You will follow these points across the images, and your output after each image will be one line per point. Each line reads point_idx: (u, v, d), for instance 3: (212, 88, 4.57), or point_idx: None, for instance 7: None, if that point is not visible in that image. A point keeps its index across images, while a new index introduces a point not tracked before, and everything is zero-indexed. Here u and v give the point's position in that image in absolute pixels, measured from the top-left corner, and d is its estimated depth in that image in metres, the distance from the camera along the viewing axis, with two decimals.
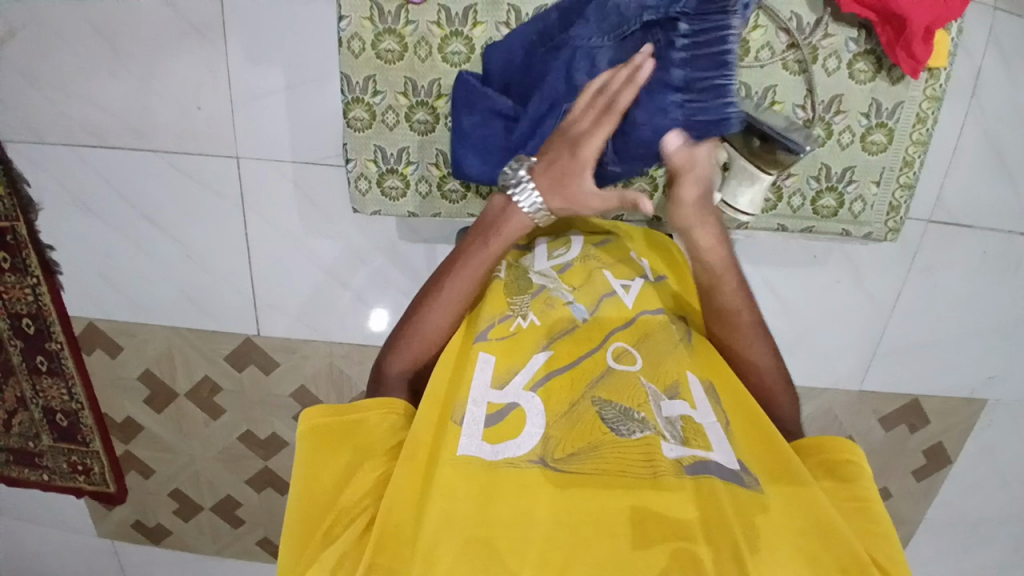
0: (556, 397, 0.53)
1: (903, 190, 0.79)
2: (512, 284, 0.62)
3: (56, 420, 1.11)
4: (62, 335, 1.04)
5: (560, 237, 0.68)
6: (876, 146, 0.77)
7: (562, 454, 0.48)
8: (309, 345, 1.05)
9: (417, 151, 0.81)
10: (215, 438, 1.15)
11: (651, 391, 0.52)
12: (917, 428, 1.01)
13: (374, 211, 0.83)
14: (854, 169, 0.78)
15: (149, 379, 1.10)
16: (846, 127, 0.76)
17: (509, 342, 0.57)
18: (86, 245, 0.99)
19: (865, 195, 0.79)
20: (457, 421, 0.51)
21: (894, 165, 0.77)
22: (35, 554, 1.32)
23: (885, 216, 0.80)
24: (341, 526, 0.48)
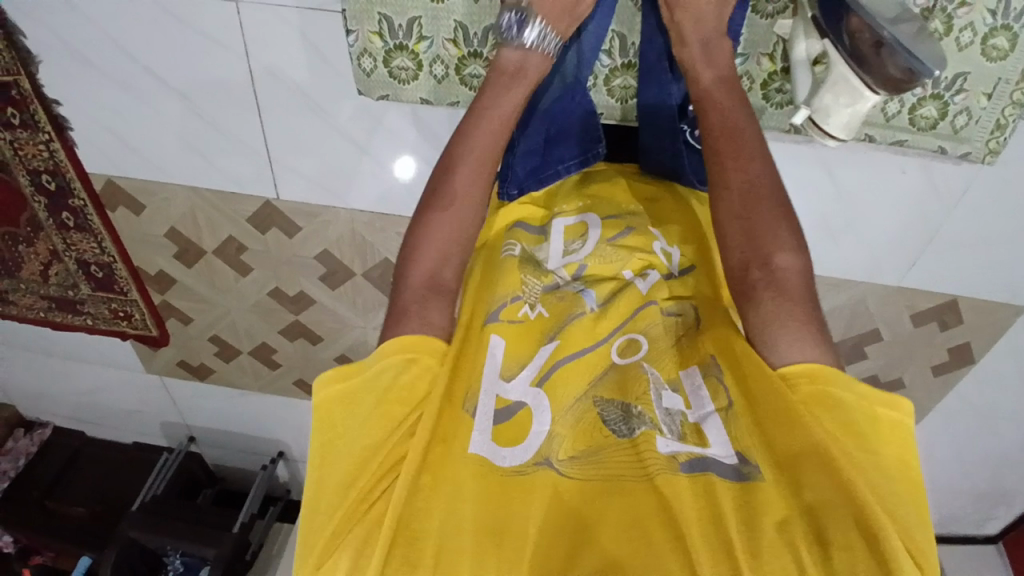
0: (559, 392, 0.56)
1: (1015, 107, 0.72)
2: (526, 264, 0.63)
3: (92, 272, 1.15)
4: (83, 193, 1.04)
5: (577, 222, 0.67)
6: (997, 52, 0.69)
7: (565, 456, 0.53)
8: (329, 211, 1.03)
9: (430, 23, 0.78)
10: (246, 294, 1.19)
11: (652, 378, 0.57)
12: (948, 326, 0.98)
13: (381, 95, 0.84)
14: (966, 76, 0.71)
15: (175, 237, 1.10)
16: (968, 24, 0.67)
17: (520, 325, 0.59)
18: (91, 101, 0.93)
19: (971, 108, 0.72)
20: (470, 412, 0.54)
21: (1012, 76, 0.70)
22: (95, 385, 1.45)
23: (988, 134, 0.74)
24: (357, 514, 0.47)
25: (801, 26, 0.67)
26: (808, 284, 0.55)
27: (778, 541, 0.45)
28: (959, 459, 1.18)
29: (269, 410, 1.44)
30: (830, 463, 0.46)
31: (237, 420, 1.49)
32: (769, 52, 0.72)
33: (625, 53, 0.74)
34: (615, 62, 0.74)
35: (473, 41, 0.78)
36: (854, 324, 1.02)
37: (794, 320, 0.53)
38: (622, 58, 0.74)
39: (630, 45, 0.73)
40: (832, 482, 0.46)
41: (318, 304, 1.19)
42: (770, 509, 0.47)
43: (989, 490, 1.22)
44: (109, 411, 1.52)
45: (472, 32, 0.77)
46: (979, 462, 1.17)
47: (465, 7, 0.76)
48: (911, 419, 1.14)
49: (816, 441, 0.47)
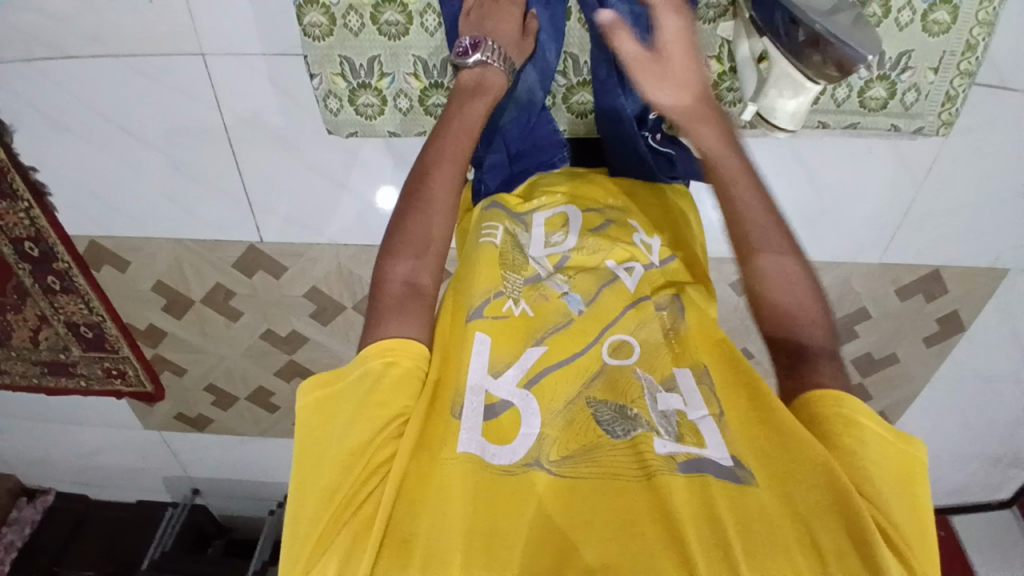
0: (548, 394, 0.55)
1: (963, 78, 0.75)
2: (507, 254, 0.64)
3: (82, 333, 1.15)
4: (66, 256, 1.04)
5: (557, 212, 0.69)
6: (938, 26, 0.73)
7: (557, 456, 0.51)
8: (313, 248, 1.03)
9: (390, 60, 0.81)
10: (239, 339, 1.19)
11: (646, 382, 0.56)
12: (934, 296, 1.00)
13: (348, 132, 0.86)
14: (910, 55, 0.75)
15: (162, 291, 1.10)
16: (906, 4, 0.72)
17: (504, 321, 0.59)
18: (66, 163, 0.94)
19: (919, 84, 0.77)
20: (457, 412, 0.52)
21: (956, 48, 0.74)
22: (95, 447, 1.43)
23: (939, 107, 0.78)
24: (340, 523, 0.45)
25: (743, 25, 0.70)
26: (830, 334, 0.56)
27: (773, 547, 0.45)
28: (963, 427, 1.19)
29: (273, 453, 1.43)
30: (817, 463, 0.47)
31: (241, 467, 1.48)
32: (717, 54, 0.75)
33: (579, 71, 0.80)
34: (571, 81, 0.80)
35: (433, 73, 0.81)
36: (842, 305, 1.03)
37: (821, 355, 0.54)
38: (576, 77, 0.80)
39: (583, 63, 0.79)
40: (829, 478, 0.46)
41: (312, 342, 1.19)
42: (762, 512, 0.47)
43: (999, 455, 1.23)
44: (111, 472, 1.50)
45: (431, 65, 0.81)
46: (984, 428, 1.18)
47: (423, 41, 0.79)
48: (911, 392, 1.15)
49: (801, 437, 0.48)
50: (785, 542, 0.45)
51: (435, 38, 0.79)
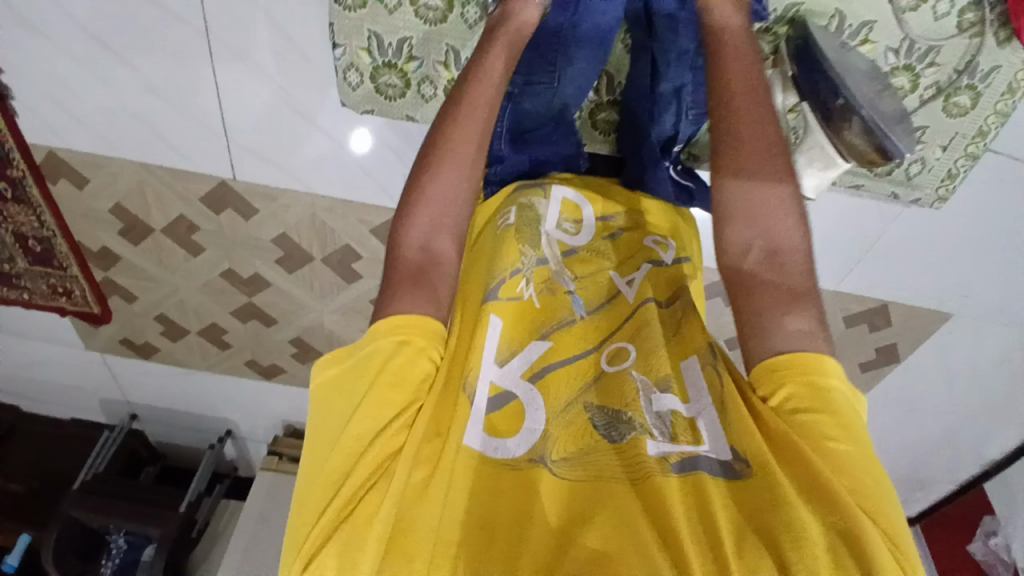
0: (554, 391, 0.56)
1: (966, 159, 0.78)
2: (524, 232, 0.63)
3: (30, 246, 1.09)
4: (21, 162, 0.97)
5: (574, 204, 0.67)
6: (958, 109, 0.74)
7: (559, 456, 0.53)
8: (288, 195, 1.00)
9: (421, 44, 0.78)
10: (196, 274, 1.16)
11: (641, 385, 0.55)
12: (877, 328, 1.05)
13: (366, 109, 0.85)
14: (926, 130, 0.76)
15: (121, 214, 1.05)
16: (933, 83, 0.73)
17: (518, 304, 0.60)
18: (28, 68, 0.86)
19: (926, 158, 0.79)
20: (469, 395, 0.53)
21: (969, 132, 0.76)
22: (28, 360, 1.38)
23: (938, 182, 0.81)
24: (347, 511, 0.44)
25: (780, 80, 0.73)
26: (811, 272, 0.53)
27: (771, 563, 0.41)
28: (879, 443, 1.28)
29: (217, 388, 1.41)
30: (804, 462, 0.44)
31: (183, 398, 1.46)
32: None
33: (613, 90, 0.79)
34: (602, 98, 0.79)
35: (463, 65, 0.79)
36: None
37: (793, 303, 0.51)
38: (608, 95, 0.79)
39: (618, 83, 0.78)
40: (811, 480, 0.43)
41: (274, 287, 1.17)
42: (760, 502, 0.44)
43: (906, 474, 1.35)
44: (44, 386, 1.46)
45: (463, 56, 0.79)
46: (894, 449, 1.29)
47: (459, 31, 0.77)
48: None
49: (785, 436, 0.46)
50: (777, 531, 0.42)
51: (468, 30, 0.76)
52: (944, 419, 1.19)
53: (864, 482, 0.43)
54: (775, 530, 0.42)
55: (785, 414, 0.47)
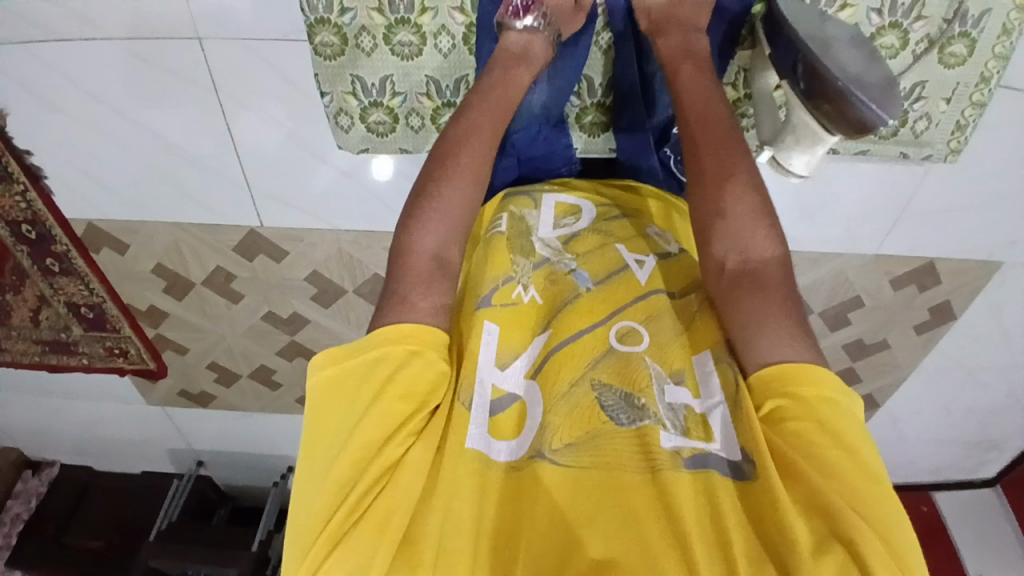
0: (555, 376, 0.52)
1: (974, 108, 0.74)
2: (515, 241, 0.61)
3: (83, 313, 1.15)
4: (65, 238, 1.03)
5: (572, 203, 0.65)
6: (955, 59, 0.70)
7: (560, 444, 0.49)
8: (314, 234, 1.03)
9: (402, 79, 0.78)
10: (239, 320, 1.20)
11: (654, 372, 0.52)
12: (927, 288, 1.01)
13: (360, 148, 0.85)
14: (924, 85, 0.73)
15: (163, 273, 1.11)
16: (923, 37, 0.69)
17: (512, 310, 0.56)
18: (59, 149, 0.92)
19: (931, 113, 0.75)
20: (467, 406, 0.50)
21: (970, 80, 0.71)
22: (98, 420, 1.46)
23: (948, 135, 0.77)
24: (350, 519, 0.44)
25: (759, 60, 0.69)
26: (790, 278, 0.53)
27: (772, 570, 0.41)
28: (946, 407, 1.22)
29: (275, 427, 1.46)
30: (801, 477, 0.45)
31: (243, 440, 1.51)
32: (732, 83, 0.74)
33: (594, 93, 0.74)
34: (585, 103, 0.74)
35: (446, 92, 0.79)
36: (834, 295, 1.05)
37: (778, 313, 0.51)
38: (591, 98, 0.74)
39: (599, 86, 0.73)
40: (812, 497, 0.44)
41: (313, 323, 1.20)
42: (761, 509, 0.44)
43: (979, 440, 1.27)
44: (116, 443, 1.53)
45: (445, 84, 0.78)
46: (966, 414, 1.22)
47: (437, 60, 0.76)
48: (896, 377, 1.18)
49: (779, 450, 0.46)
50: (775, 539, 0.42)
51: (445, 60, 0.76)
52: (1015, 376, 1.12)
53: (856, 489, 0.43)
54: (772, 537, 0.43)
55: (777, 425, 0.47)
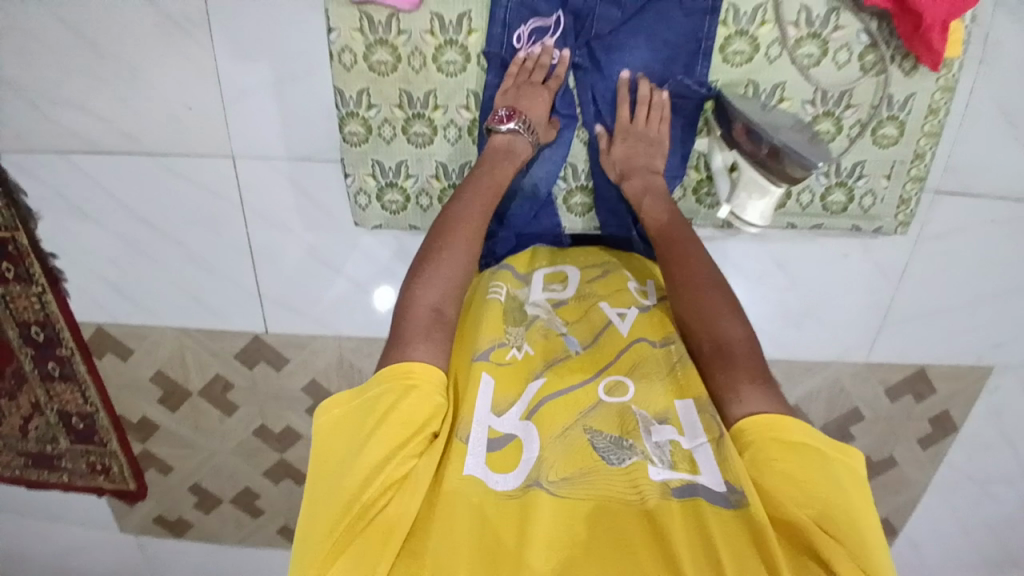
0: (548, 421, 0.54)
1: (914, 183, 0.81)
2: (510, 312, 0.64)
3: (73, 423, 1.13)
4: (71, 342, 1.05)
5: (556, 271, 0.72)
6: (888, 139, 0.78)
7: (555, 477, 0.50)
8: (317, 341, 1.05)
9: (417, 164, 0.81)
10: (230, 435, 1.17)
11: (641, 417, 0.53)
12: (924, 397, 1.01)
13: (375, 226, 0.84)
14: (864, 164, 0.80)
15: (161, 382, 1.11)
16: (856, 121, 0.77)
17: (509, 368, 0.59)
18: (87, 255, 0.99)
19: (874, 189, 0.81)
20: (463, 439, 0.52)
21: (905, 158, 0.79)
22: (64, 552, 1.35)
23: (894, 210, 0.83)
24: (353, 531, 0.47)
25: (715, 140, 0.77)
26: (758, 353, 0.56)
27: None
28: (971, 534, 1.15)
29: (251, 563, 1.34)
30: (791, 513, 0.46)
31: None
32: (694, 165, 0.80)
33: (578, 176, 0.80)
34: (571, 185, 0.80)
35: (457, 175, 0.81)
36: (834, 407, 1.03)
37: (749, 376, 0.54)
38: (576, 181, 0.80)
39: (582, 170, 0.79)
40: (794, 532, 0.46)
41: (305, 439, 1.16)
42: (748, 539, 0.44)
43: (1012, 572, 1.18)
44: None
45: (455, 168, 0.81)
46: (989, 537, 1.15)
47: (448, 148, 0.80)
48: (911, 499, 1.13)
49: (771, 486, 0.47)
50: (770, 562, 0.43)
51: (459, 150, 0.79)
52: None
53: (843, 525, 0.45)
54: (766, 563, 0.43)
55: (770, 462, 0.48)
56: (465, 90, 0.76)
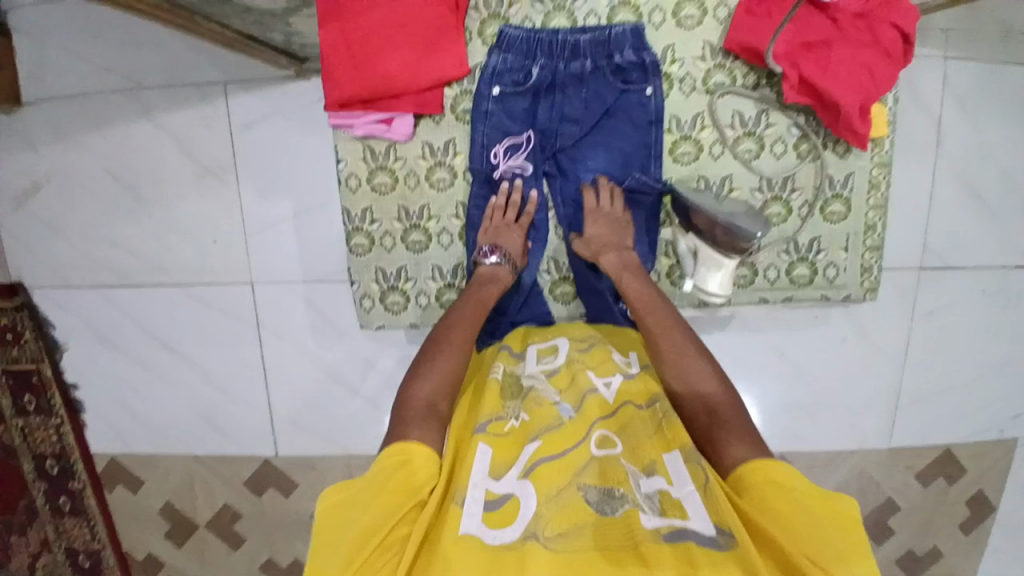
0: (545, 480, 0.53)
1: (872, 252, 0.81)
2: (506, 387, 0.64)
3: (79, 560, 1.10)
4: (83, 473, 1.06)
5: (550, 344, 0.72)
6: (837, 215, 0.79)
7: (552, 532, 0.49)
8: (326, 461, 1.03)
9: (414, 268, 0.83)
10: (236, 571, 1.11)
11: (630, 471, 0.54)
12: (957, 479, 0.97)
13: (379, 326, 0.84)
14: (820, 239, 0.80)
15: (169, 513, 1.08)
16: (803, 201, 0.79)
17: (504, 440, 0.58)
18: (107, 385, 1.02)
19: (836, 261, 0.81)
20: (460, 504, 0.51)
21: (858, 230, 0.80)
22: None
23: (859, 277, 0.82)
24: None
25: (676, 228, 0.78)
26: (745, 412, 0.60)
27: None
28: None
29: None
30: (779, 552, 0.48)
31: None
32: (663, 252, 0.81)
33: (561, 268, 0.81)
34: (554, 277, 0.81)
35: (451, 276, 0.82)
36: (867, 500, 0.97)
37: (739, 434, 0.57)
38: (559, 272, 0.81)
39: (564, 263, 0.81)
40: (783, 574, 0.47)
41: None
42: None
43: None
44: None
45: (450, 270, 0.82)
46: None
47: (443, 253, 0.82)
48: None
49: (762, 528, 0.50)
50: None
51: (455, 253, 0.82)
52: None
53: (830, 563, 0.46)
54: None
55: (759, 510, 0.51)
56: (456, 203, 0.81)
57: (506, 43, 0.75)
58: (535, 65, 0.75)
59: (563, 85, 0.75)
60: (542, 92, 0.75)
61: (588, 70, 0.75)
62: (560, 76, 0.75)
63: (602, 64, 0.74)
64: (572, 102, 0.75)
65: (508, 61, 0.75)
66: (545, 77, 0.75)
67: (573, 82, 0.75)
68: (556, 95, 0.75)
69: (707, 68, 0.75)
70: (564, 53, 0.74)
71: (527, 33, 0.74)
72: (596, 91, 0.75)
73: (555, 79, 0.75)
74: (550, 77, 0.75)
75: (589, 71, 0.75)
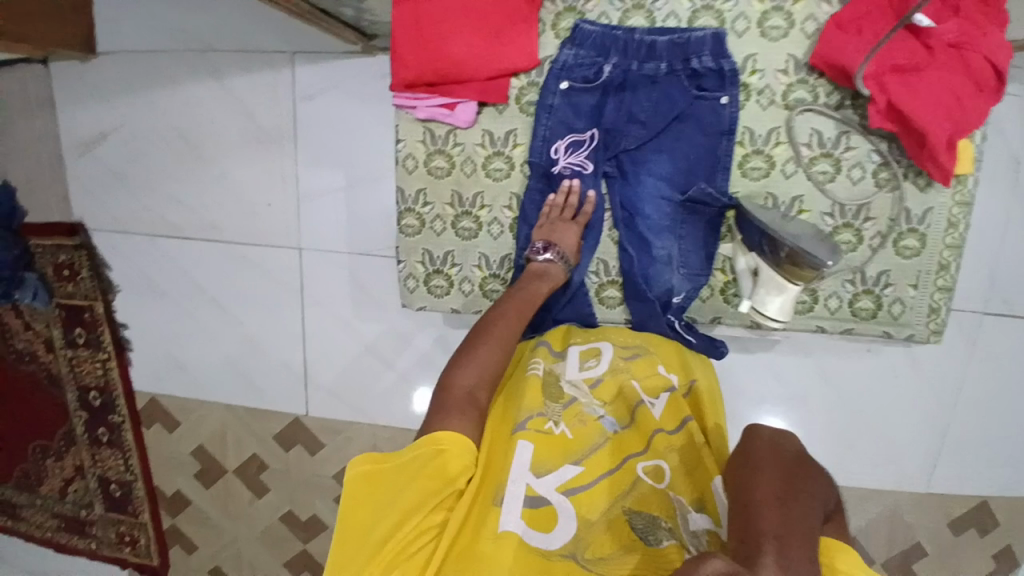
0: (588, 501, 0.54)
1: (942, 292, 0.76)
2: (547, 386, 0.64)
3: (110, 490, 1.16)
4: (124, 409, 1.11)
5: (591, 346, 0.70)
6: (910, 250, 0.75)
7: (592, 555, 0.50)
8: (352, 427, 1.05)
9: (461, 254, 0.82)
10: (257, 519, 1.16)
11: (678, 502, 0.56)
12: (999, 533, 0.91)
13: (419, 307, 0.85)
14: (888, 273, 0.76)
15: (199, 456, 1.13)
16: (875, 232, 0.74)
17: (546, 438, 0.59)
18: (153, 329, 1.07)
19: (902, 297, 0.76)
20: (497, 501, 0.53)
21: (931, 268, 0.75)
22: None
23: (926, 317, 0.77)
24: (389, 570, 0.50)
25: (738, 244, 0.75)
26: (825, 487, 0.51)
27: None
28: None
29: None
30: None
31: None
32: (720, 267, 0.78)
33: (610, 272, 0.79)
34: (602, 279, 0.80)
35: (497, 266, 0.82)
36: (897, 542, 0.93)
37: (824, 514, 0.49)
38: (608, 276, 0.79)
39: (613, 267, 0.79)
40: None
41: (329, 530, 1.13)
42: None
43: None
44: None
45: (496, 260, 0.82)
46: None
47: (491, 243, 0.82)
48: None
49: None
50: None
51: (503, 245, 0.81)
52: None
53: None
54: None
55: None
56: (508, 193, 0.79)
57: (581, 36, 0.73)
58: (607, 64, 0.73)
59: (633, 86, 0.73)
60: (610, 92, 0.74)
61: (663, 73, 0.72)
62: (634, 76, 0.72)
63: (680, 68, 0.71)
64: (640, 104, 0.73)
65: (580, 56, 0.73)
66: (617, 78, 0.73)
67: (644, 83, 0.72)
68: (626, 95, 0.73)
69: (788, 82, 0.71)
70: (640, 53, 0.72)
71: (603, 29, 0.72)
72: (670, 95, 0.72)
73: (627, 80, 0.73)
74: (620, 78, 0.73)
75: (664, 75, 0.72)
